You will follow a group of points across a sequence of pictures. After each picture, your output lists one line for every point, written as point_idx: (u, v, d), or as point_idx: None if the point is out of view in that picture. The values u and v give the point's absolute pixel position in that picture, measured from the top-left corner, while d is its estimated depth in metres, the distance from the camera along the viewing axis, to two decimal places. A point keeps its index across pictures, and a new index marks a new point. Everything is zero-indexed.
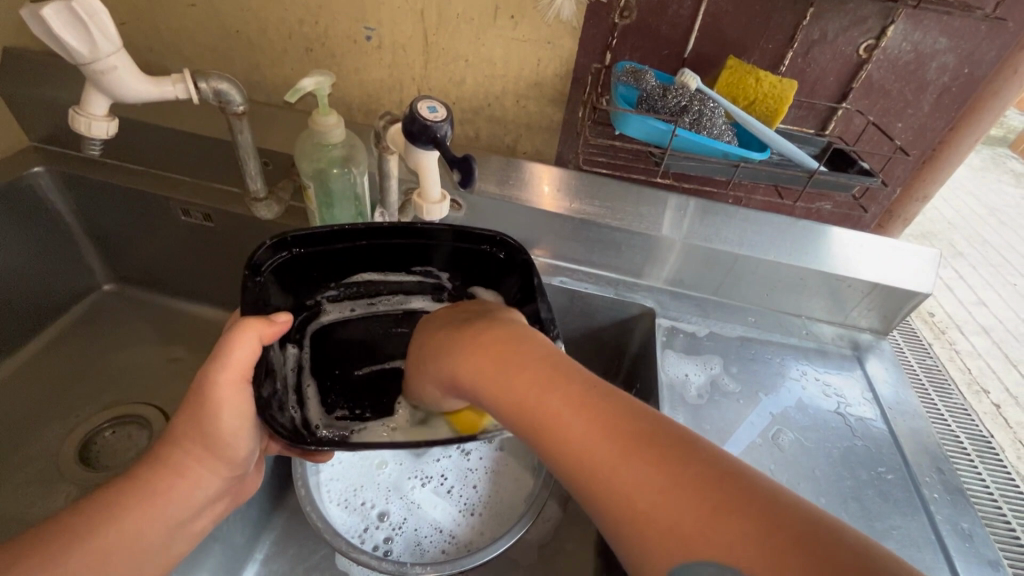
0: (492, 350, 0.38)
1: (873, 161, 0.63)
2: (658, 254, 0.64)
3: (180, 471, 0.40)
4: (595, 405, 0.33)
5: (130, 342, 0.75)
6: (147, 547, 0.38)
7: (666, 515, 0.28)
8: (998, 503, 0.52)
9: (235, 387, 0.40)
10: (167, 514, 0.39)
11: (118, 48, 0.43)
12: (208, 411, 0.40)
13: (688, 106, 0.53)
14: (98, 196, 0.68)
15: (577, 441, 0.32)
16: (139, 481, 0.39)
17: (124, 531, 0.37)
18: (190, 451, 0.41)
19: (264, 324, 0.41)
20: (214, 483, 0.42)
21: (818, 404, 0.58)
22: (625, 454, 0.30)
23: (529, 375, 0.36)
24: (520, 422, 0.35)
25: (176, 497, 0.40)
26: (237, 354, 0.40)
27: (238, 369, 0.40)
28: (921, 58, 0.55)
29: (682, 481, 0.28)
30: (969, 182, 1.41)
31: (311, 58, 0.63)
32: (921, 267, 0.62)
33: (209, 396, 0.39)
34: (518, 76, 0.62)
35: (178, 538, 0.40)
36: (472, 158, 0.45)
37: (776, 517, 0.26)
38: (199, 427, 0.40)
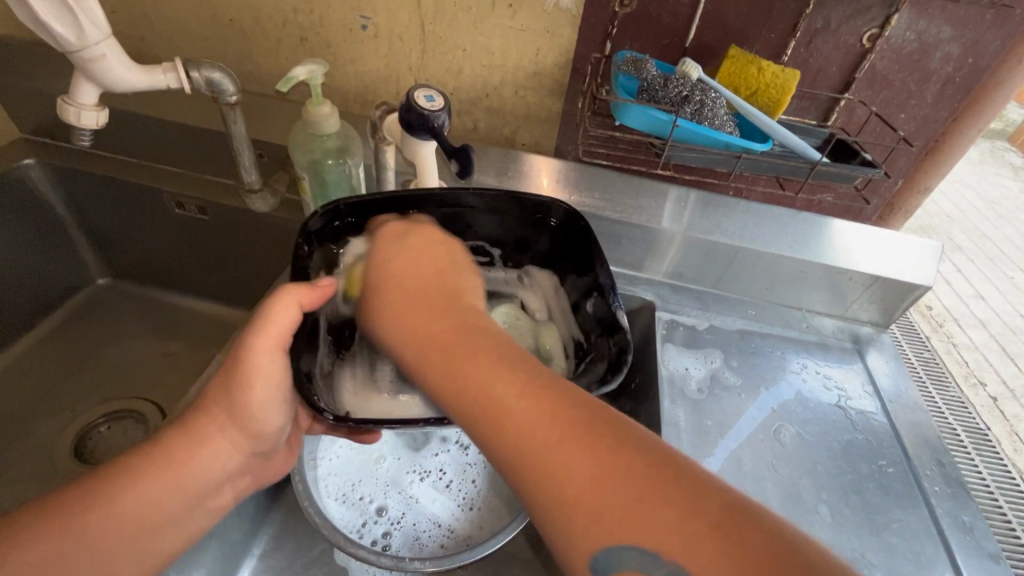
0: (447, 332, 0.37)
1: (875, 152, 0.63)
2: (658, 247, 0.64)
3: (204, 441, 0.40)
4: (538, 392, 0.31)
5: (125, 336, 0.74)
6: (168, 516, 0.37)
7: (596, 500, 0.27)
8: (996, 495, 0.52)
9: (267, 357, 0.40)
10: (189, 485, 0.39)
11: (107, 35, 0.42)
12: (241, 379, 0.40)
13: (689, 96, 0.52)
14: (91, 189, 0.67)
15: (517, 428, 0.30)
16: (164, 448, 0.39)
17: (149, 496, 0.37)
18: (217, 420, 0.40)
19: (302, 290, 0.41)
20: (238, 457, 0.42)
21: (818, 397, 0.58)
22: (566, 438, 0.29)
23: (471, 359, 0.34)
24: (458, 406, 0.33)
25: (200, 467, 0.39)
26: (277, 318, 0.39)
27: (276, 336, 0.40)
28: (924, 48, 0.55)
29: (608, 466, 0.27)
30: (967, 175, 1.41)
31: (305, 48, 0.62)
32: (922, 259, 0.61)
33: (243, 363, 0.39)
34: (517, 66, 0.61)
35: (199, 507, 0.40)
36: (470, 148, 0.44)
37: (703, 507, 0.25)
38: (229, 396, 0.40)
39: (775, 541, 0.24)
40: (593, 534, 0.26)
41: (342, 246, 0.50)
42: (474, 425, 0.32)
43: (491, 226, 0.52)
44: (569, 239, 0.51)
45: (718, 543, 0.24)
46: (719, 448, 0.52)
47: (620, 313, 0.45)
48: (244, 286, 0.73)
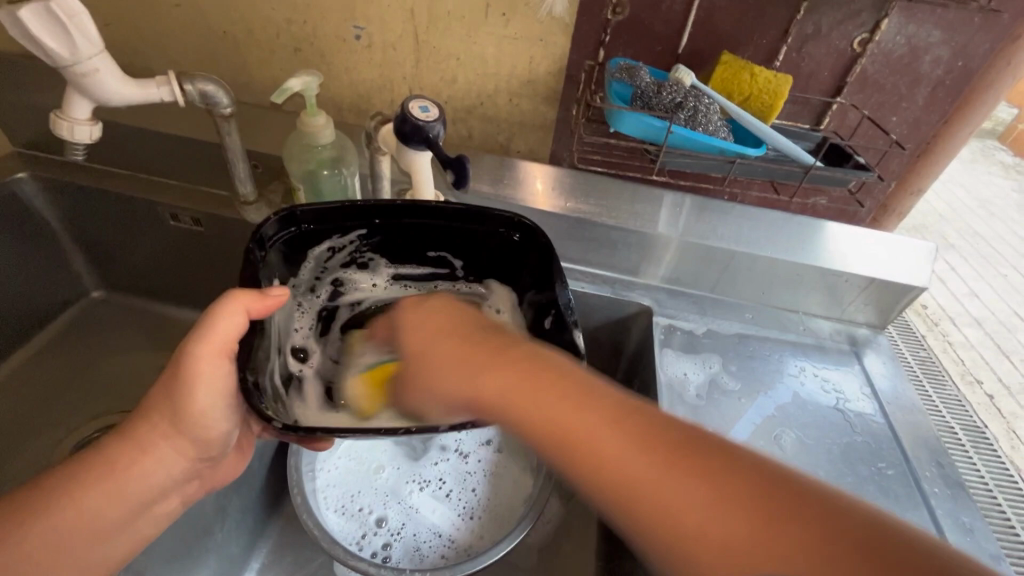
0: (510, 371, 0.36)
1: (868, 155, 0.63)
2: (655, 252, 0.64)
3: (147, 448, 0.40)
4: (631, 419, 0.32)
5: (121, 348, 0.73)
6: (113, 521, 0.38)
7: (716, 537, 0.26)
8: (994, 494, 0.52)
9: (211, 361, 0.40)
10: (131, 493, 0.39)
11: (100, 50, 0.42)
12: (184, 385, 0.39)
13: (683, 102, 0.53)
14: (84, 202, 0.67)
15: (617, 462, 0.30)
16: (104, 456, 0.39)
17: (94, 500, 0.37)
18: (158, 427, 0.40)
19: (254, 297, 0.40)
20: (183, 464, 0.42)
21: (817, 400, 0.58)
22: (670, 470, 0.29)
23: (551, 392, 0.34)
24: (551, 444, 0.33)
25: (145, 473, 0.40)
26: (223, 326, 0.39)
27: (220, 343, 0.39)
28: (915, 52, 0.55)
29: (721, 495, 0.27)
30: (959, 174, 1.42)
31: (299, 58, 0.62)
32: (917, 260, 0.61)
33: (185, 369, 0.39)
34: (511, 74, 0.61)
35: (146, 512, 0.40)
36: (465, 158, 0.44)
37: (836, 522, 0.25)
38: (171, 404, 0.40)
39: (916, 556, 0.24)
40: (715, 561, 0.26)
41: (298, 250, 0.49)
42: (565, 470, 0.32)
43: (453, 236, 0.51)
44: (531, 254, 0.49)
45: (855, 558, 0.24)
46: None
47: (575, 331, 0.43)
48: None
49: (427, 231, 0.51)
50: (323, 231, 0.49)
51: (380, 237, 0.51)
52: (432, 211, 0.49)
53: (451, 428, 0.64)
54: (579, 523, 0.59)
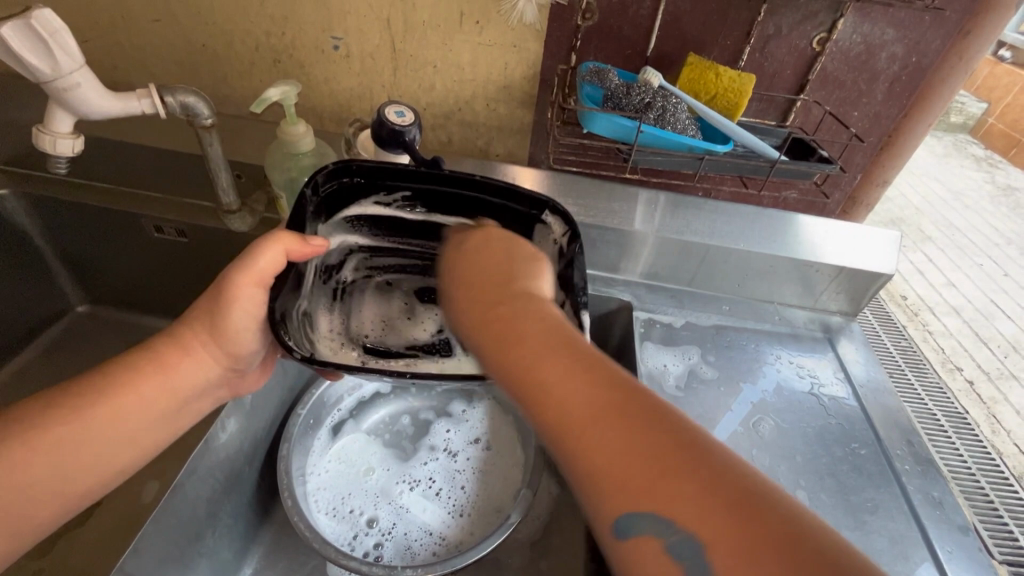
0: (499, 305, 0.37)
1: (833, 149, 0.66)
2: (633, 248, 0.66)
3: (186, 350, 0.42)
4: (586, 370, 0.31)
5: (108, 361, 0.73)
6: (148, 417, 0.40)
7: (622, 475, 0.27)
8: (976, 480, 0.54)
9: (248, 288, 0.40)
10: (171, 393, 0.41)
11: (80, 65, 0.43)
12: (221, 304, 0.40)
13: (652, 102, 0.55)
14: (66, 215, 0.67)
15: (557, 394, 0.30)
16: (147, 357, 0.41)
17: (127, 398, 0.39)
18: (199, 335, 0.42)
19: (294, 241, 0.41)
20: (218, 369, 0.43)
21: (793, 386, 0.60)
22: (602, 413, 0.29)
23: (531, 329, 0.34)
24: (506, 375, 0.33)
25: (182, 374, 0.41)
26: (262, 258, 0.40)
27: (256, 275, 0.40)
28: (871, 49, 0.58)
29: (639, 440, 0.28)
30: (933, 170, 1.47)
31: (279, 69, 0.64)
32: (883, 248, 0.64)
33: (223, 292, 0.40)
34: (487, 79, 0.63)
35: (179, 412, 0.42)
36: (441, 159, 0.47)
37: (726, 486, 0.25)
38: (211, 317, 0.41)
39: (789, 529, 0.24)
40: (617, 498, 0.27)
41: (343, 199, 0.49)
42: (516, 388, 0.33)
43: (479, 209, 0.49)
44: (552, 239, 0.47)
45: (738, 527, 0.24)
46: None
47: (582, 313, 0.41)
48: None
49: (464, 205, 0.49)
50: (367, 185, 0.48)
51: (424, 201, 0.50)
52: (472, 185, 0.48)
53: (440, 428, 0.65)
54: (567, 517, 0.60)
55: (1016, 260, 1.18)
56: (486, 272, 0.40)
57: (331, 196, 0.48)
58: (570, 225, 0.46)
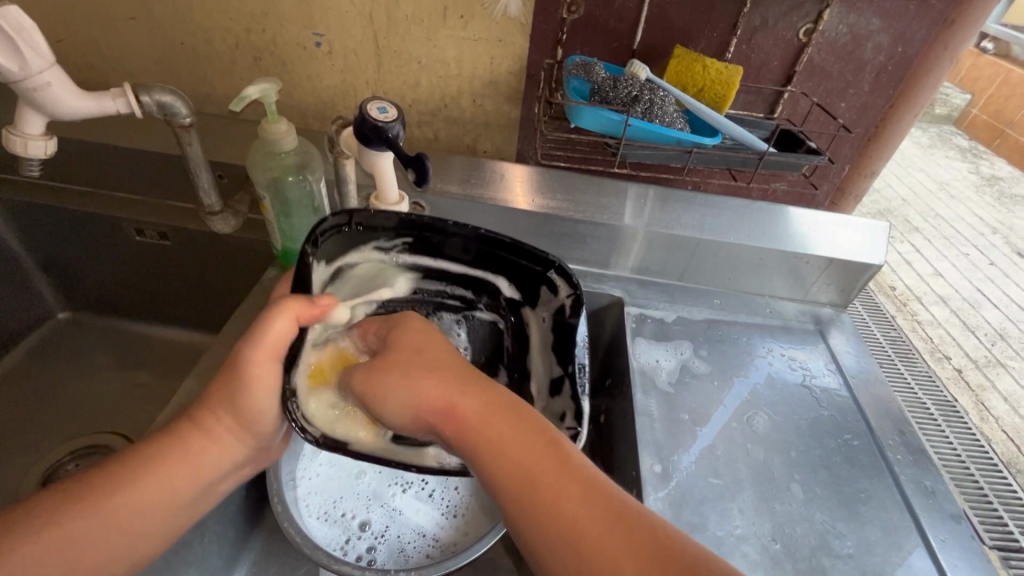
0: (518, 428, 0.35)
1: (821, 140, 0.66)
2: (623, 243, 0.65)
3: (209, 436, 0.40)
4: (626, 518, 0.30)
5: (91, 368, 0.72)
6: (168, 509, 0.38)
7: None
8: (967, 468, 0.55)
9: (266, 364, 0.39)
10: (196, 477, 0.39)
11: (50, 63, 0.42)
12: (240, 388, 0.39)
13: (639, 96, 0.54)
14: (43, 221, 0.65)
15: (590, 537, 0.30)
16: (172, 441, 0.39)
17: (144, 492, 0.37)
18: (223, 421, 0.40)
19: (303, 306, 0.40)
20: (244, 453, 0.42)
21: (785, 378, 0.60)
22: (646, 571, 0.28)
23: (556, 466, 0.33)
24: (522, 503, 0.32)
25: (205, 463, 0.40)
26: (271, 333, 0.39)
27: (269, 351, 0.39)
28: (857, 39, 0.58)
29: None
30: (919, 161, 1.49)
31: (260, 67, 0.62)
32: (871, 239, 0.64)
33: (240, 373, 0.39)
34: (473, 75, 0.62)
35: (204, 498, 0.40)
36: (425, 156, 0.44)
37: None
38: (235, 401, 0.40)
39: None
40: None
41: (344, 246, 0.48)
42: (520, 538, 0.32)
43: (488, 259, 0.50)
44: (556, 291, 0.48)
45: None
46: (694, 437, 0.53)
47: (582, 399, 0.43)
48: (212, 309, 0.72)
49: (461, 253, 0.50)
50: (370, 234, 0.48)
51: (423, 247, 0.50)
52: (478, 238, 0.48)
53: None
54: None
55: (1000, 249, 1.19)
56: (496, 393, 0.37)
57: (331, 244, 0.46)
58: (576, 290, 0.47)
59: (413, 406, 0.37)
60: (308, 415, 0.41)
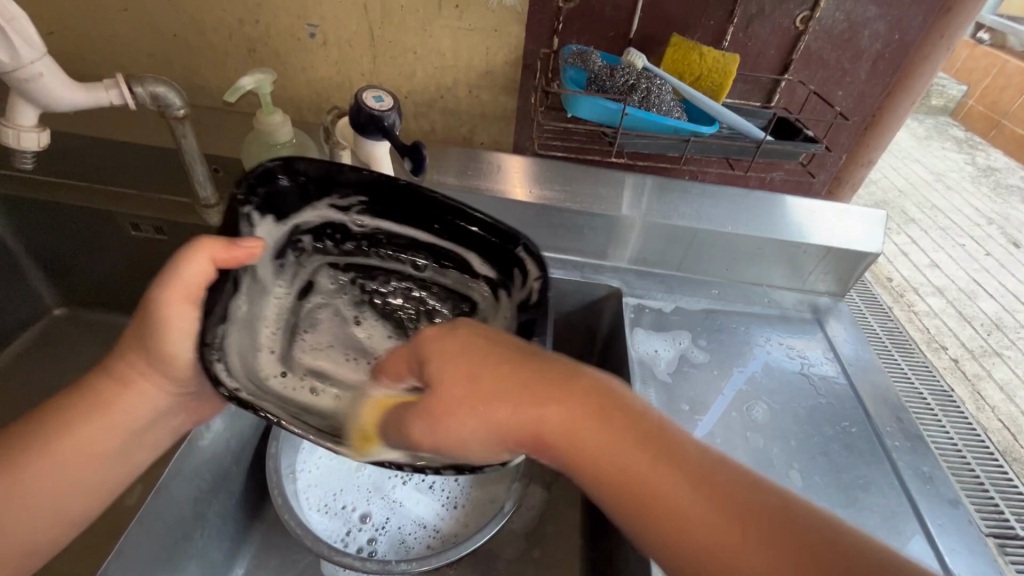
0: (633, 459, 0.31)
1: (818, 129, 0.66)
2: (620, 233, 0.65)
3: (125, 384, 0.39)
4: (719, 483, 0.29)
5: (88, 364, 0.72)
6: (99, 459, 0.39)
7: None
8: (965, 458, 0.55)
9: (180, 306, 0.38)
10: (118, 426, 0.39)
11: (42, 54, 0.41)
12: (154, 331, 0.38)
13: (636, 84, 0.54)
14: (37, 215, 0.65)
15: (684, 510, 0.29)
16: (88, 391, 0.39)
17: (67, 445, 0.38)
18: (137, 367, 0.39)
19: (220, 247, 0.39)
20: (169, 398, 0.41)
21: (783, 365, 0.60)
22: (751, 530, 0.28)
23: (684, 483, 0.30)
24: (613, 493, 0.31)
25: (122, 410, 0.39)
26: (187, 273, 0.38)
27: (184, 289, 0.38)
28: (854, 27, 0.58)
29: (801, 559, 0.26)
30: (915, 152, 1.50)
31: (254, 59, 0.62)
32: (869, 228, 0.64)
33: (151, 315, 0.37)
34: (468, 65, 0.61)
35: (137, 444, 0.41)
36: (422, 145, 0.44)
37: None
38: (145, 346, 0.39)
39: None
40: None
41: (286, 205, 0.48)
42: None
43: (445, 220, 0.49)
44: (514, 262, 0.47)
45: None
46: (693, 426, 0.53)
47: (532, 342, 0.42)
48: None
49: (419, 216, 0.49)
50: (312, 188, 0.48)
51: (381, 206, 0.50)
52: (426, 197, 0.47)
53: None
54: (561, 505, 0.60)
55: (996, 240, 1.20)
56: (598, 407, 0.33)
57: (274, 200, 0.47)
58: (545, 274, 0.46)
59: (490, 437, 0.32)
60: (231, 370, 0.37)
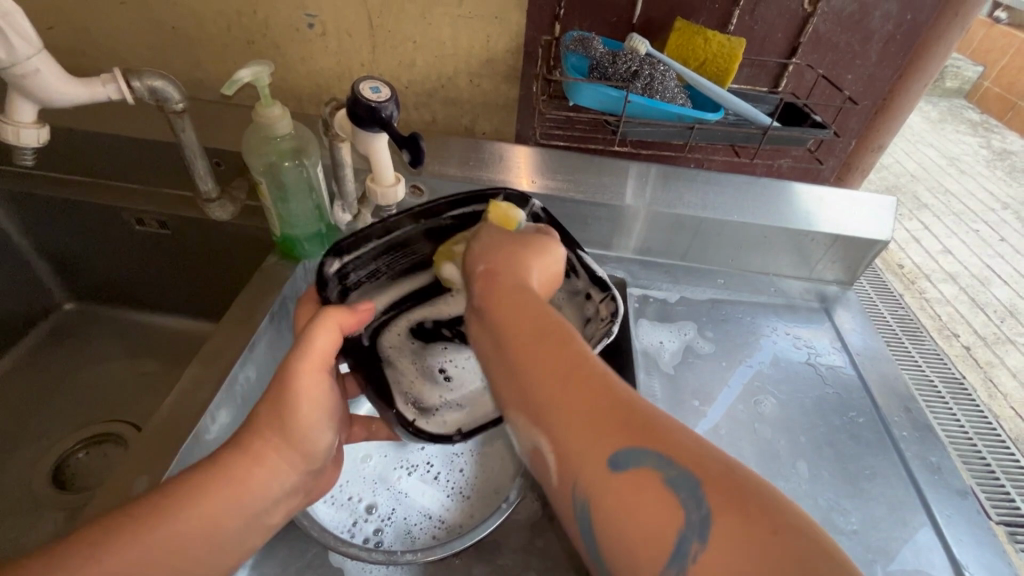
0: (501, 320, 0.36)
1: (827, 113, 0.64)
2: (625, 223, 0.64)
3: (262, 459, 0.38)
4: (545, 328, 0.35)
5: (99, 358, 0.72)
6: (226, 534, 0.35)
7: (596, 414, 0.30)
8: (982, 455, 0.54)
9: (316, 378, 0.39)
10: (249, 501, 0.37)
11: (38, 49, 0.41)
12: (294, 404, 0.38)
13: (639, 71, 0.53)
14: (44, 211, 0.66)
15: (538, 362, 0.33)
16: (224, 468, 0.36)
17: (199, 520, 0.34)
18: (271, 439, 0.38)
19: (343, 315, 0.41)
20: (294, 475, 0.40)
21: (790, 356, 0.60)
22: (572, 367, 0.32)
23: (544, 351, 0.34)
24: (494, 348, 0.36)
25: (257, 485, 0.37)
26: (320, 343, 0.40)
27: (318, 361, 0.40)
28: (864, 8, 0.56)
29: (612, 402, 0.30)
30: (929, 135, 1.47)
31: (253, 51, 0.61)
32: (878, 213, 0.62)
33: (292, 390, 0.38)
34: (469, 54, 0.61)
35: (254, 526, 0.38)
36: (418, 135, 0.43)
37: (698, 449, 0.28)
38: (282, 417, 0.38)
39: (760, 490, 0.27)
40: (613, 446, 0.29)
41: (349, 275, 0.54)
42: (544, 429, 0.31)
43: None
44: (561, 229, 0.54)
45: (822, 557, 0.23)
46: (700, 419, 0.54)
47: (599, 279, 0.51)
48: (215, 296, 0.72)
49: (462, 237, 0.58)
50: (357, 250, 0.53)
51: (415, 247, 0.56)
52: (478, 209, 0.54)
53: None
54: None
55: (1009, 223, 1.17)
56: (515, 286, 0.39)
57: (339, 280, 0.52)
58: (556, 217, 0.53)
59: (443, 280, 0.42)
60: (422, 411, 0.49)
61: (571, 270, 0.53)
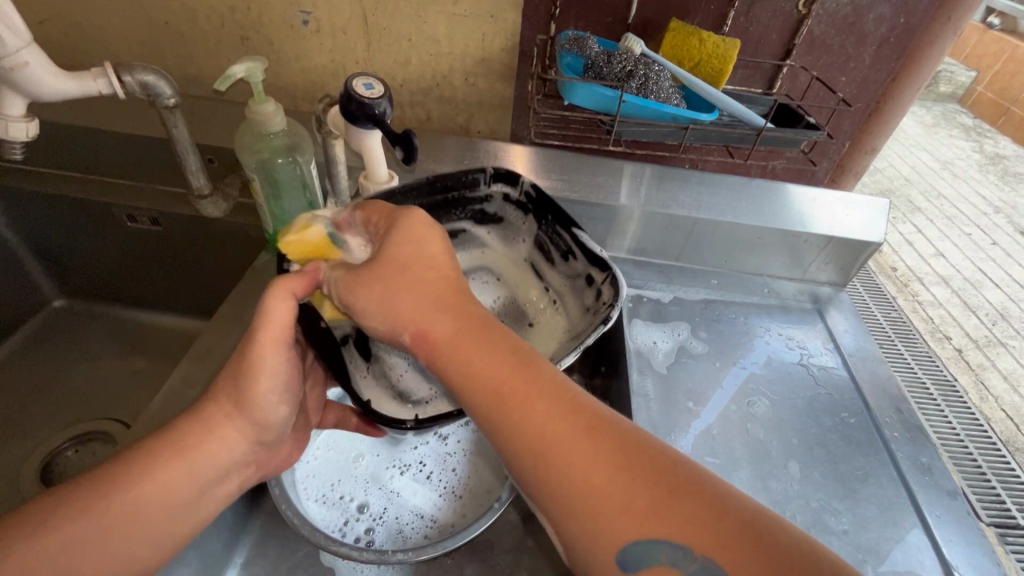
0: (483, 360, 0.34)
1: (821, 115, 0.65)
2: (619, 222, 0.64)
3: (212, 427, 0.37)
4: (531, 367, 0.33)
5: (89, 355, 0.71)
6: (176, 502, 0.35)
7: (598, 480, 0.29)
8: (975, 460, 0.54)
9: (273, 351, 0.37)
10: (201, 471, 0.36)
11: (27, 42, 0.40)
12: (246, 373, 0.37)
13: (633, 71, 0.53)
14: (34, 207, 0.65)
15: (531, 418, 0.31)
16: (174, 433, 0.36)
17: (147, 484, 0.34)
18: (224, 407, 0.38)
19: (294, 280, 0.39)
20: (247, 444, 0.39)
21: (784, 357, 0.60)
22: (563, 419, 0.31)
23: (540, 405, 0.32)
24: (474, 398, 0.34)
25: (208, 455, 0.36)
26: (276, 314, 0.37)
27: (279, 329, 0.37)
28: (858, 10, 0.56)
29: (616, 466, 0.29)
30: (923, 139, 1.48)
31: (247, 47, 0.61)
32: (873, 216, 0.62)
33: (247, 358, 0.37)
34: (465, 53, 0.60)
35: (207, 498, 0.37)
36: (412, 132, 0.43)
37: (706, 506, 0.27)
38: (237, 385, 0.38)
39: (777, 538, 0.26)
40: (623, 528, 0.28)
41: None
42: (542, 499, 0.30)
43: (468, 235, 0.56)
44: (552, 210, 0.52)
45: None
46: (693, 420, 0.54)
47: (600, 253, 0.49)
48: (208, 294, 0.71)
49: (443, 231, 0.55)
50: None
51: None
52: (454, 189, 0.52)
53: None
54: None
55: (1001, 227, 1.18)
56: (493, 333, 0.36)
57: None
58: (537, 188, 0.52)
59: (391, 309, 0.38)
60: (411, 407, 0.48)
61: (570, 253, 0.51)
